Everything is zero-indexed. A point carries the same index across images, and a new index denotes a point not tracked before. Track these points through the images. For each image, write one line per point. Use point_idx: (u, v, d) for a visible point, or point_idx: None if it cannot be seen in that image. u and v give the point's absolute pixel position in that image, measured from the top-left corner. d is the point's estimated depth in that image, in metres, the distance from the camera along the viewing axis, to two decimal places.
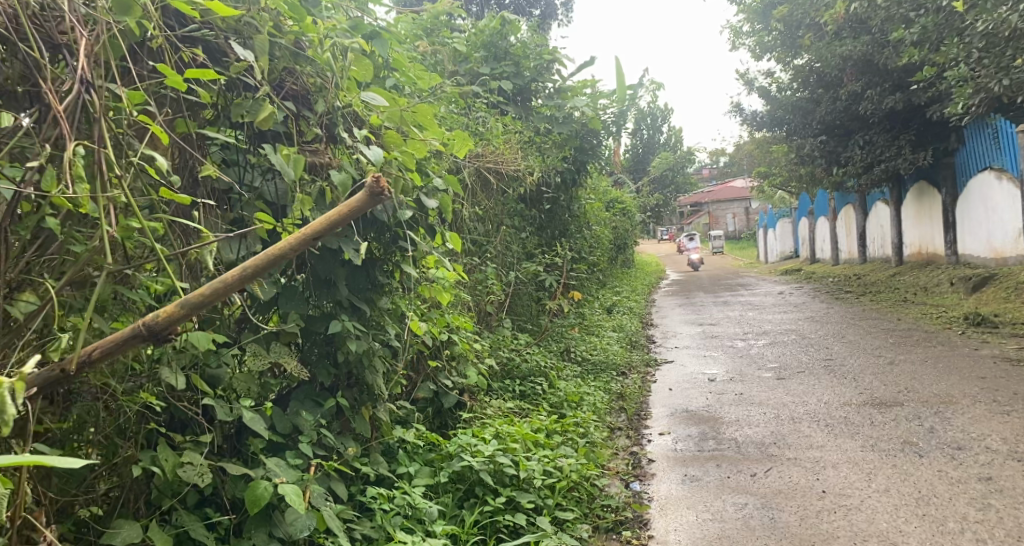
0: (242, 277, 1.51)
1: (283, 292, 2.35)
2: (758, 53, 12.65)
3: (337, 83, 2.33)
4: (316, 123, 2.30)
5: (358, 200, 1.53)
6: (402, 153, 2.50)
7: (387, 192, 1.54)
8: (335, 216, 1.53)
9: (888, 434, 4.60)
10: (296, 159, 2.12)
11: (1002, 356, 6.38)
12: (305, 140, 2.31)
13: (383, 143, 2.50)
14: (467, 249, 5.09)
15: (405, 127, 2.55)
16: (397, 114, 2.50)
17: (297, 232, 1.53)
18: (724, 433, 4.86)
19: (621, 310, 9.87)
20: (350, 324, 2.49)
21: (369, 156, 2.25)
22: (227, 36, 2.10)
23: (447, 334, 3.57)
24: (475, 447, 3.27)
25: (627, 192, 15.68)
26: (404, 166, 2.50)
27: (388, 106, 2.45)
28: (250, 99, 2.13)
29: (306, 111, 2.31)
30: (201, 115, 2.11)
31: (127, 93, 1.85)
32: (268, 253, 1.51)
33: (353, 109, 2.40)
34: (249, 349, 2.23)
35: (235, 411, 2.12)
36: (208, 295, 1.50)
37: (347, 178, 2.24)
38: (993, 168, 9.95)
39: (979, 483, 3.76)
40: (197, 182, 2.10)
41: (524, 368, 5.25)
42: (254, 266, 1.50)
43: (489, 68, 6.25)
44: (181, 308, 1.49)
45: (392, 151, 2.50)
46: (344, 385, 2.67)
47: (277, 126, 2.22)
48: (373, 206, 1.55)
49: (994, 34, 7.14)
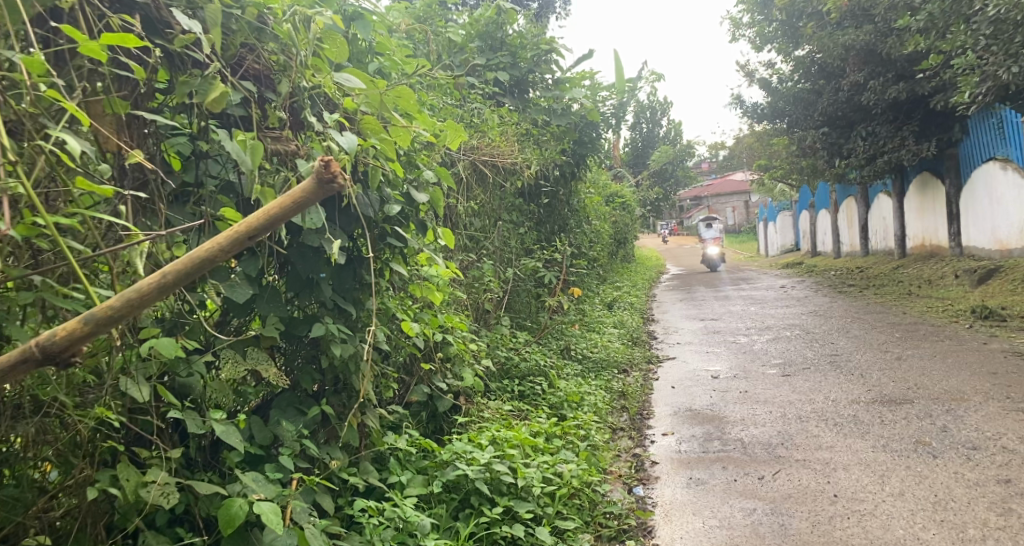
0: (164, 285, 1.30)
1: (262, 293, 2.18)
2: (759, 44, 12.46)
3: (303, 61, 2.18)
4: (281, 107, 2.16)
5: (304, 190, 1.34)
6: (381, 141, 2.32)
7: (337, 178, 1.35)
8: (280, 208, 1.33)
9: (900, 434, 4.44)
10: (253, 145, 1.94)
11: (1013, 350, 6.22)
12: (267, 123, 2.17)
13: (363, 129, 2.32)
14: (463, 245, 4.93)
15: (386, 113, 2.36)
16: (376, 97, 2.30)
17: (229, 231, 1.32)
18: (729, 433, 4.70)
19: (622, 306, 9.69)
20: (334, 327, 2.32)
21: (342, 142, 2.07)
22: (169, 6, 1.96)
23: (440, 335, 3.42)
24: (471, 454, 3.10)
25: (627, 186, 15.48)
26: (383, 154, 2.33)
27: (364, 88, 2.27)
28: (197, 78, 1.97)
29: (270, 94, 2.17)
30: (143, 99, 1.95)
31: (24, 60, 1.59)
32: (193, 257, 1.31)
33: (324, 91, 2.25)
34: (223, 355, 2.07)
35: (207, 424, 1.95)
36: (124, 305, 1.29)
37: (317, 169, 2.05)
38: (997, 159, 9.78)
39: (997, 486, 3.61)
40: (145, 175, 1.95)
41: (523, 368, 5.10)
42: (177, 271, 1.30)
43: (485, 60, 6.08)
44: (84, 325, 1.28)
45: (369, 138, 2.32)
46: (330, 391, 2.52)
47: (235, 108, 2.07)
48: (324, 198, 1.35)
49: (1002, 20, 6.98)
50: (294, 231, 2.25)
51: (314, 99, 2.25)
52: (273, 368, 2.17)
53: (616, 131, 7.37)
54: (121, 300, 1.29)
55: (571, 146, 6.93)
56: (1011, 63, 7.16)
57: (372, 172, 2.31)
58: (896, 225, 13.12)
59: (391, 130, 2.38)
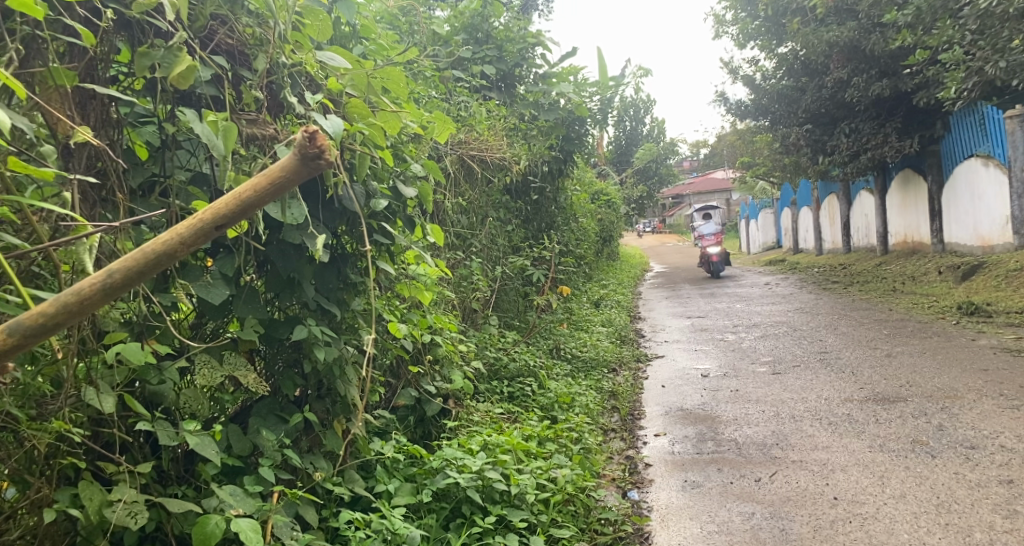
0: (109, 287, 1.15)
1: (240, 292, 2.04)
2: (741, 41, 12.36)
3: (282, 36, 2.04)
4: (258, 86, 2.02)
5: (283, 169, 1.17)
6: (369, 126, 2.18)
7: (325, 154, 1.17)
8: (254, 191, 1.16)
9: (897, 433, 4.35)
10: (225, 127, 1.80)
11: (1002, 347, 6.16)
12: (242, 105, 2.03)
13: (348, 113, 2.18)
14: (451, 242, 4.80)
15: (374, 98, 2.23)
16: (363, 78, 2.17)
17: (187, 222, 1.16)
18: (723, 433, 4.59)
19: (610, 304, 9.61)
20: (318, 329, 2.19)
21: (326, 126, 1.92)
22: None
23: (429, 336, 3.30)
24: (462, 462, 2.95)
25: (612, 184, 15.35)
26: (370, 141, 2.20)
27: (349, 67, 2.14)
28: (160, 50, 1.82)
29: (245, 72, 2.03)
30: (102, 77, 1.82)
31: None
32: (145, 253, 1.15)
33: (305, 70, 2.11)
34: (198, 361, 1.93)
35: (180, 435, 1.80)
36: (60, 311, 1.14)
37: None
38: (979, 155, 9.75)
39: (1000, 486, 3.52)
40: (99, 161, 1.81)
41: (512, 368, 4.98)
42: (125, 270, 1.15)
43: (470, 54, 5.96)
44: (9, 336, 1.13)
45: (355, 122, 2.18)
46: (314, 396, 2.38)
47: (205, 86, 1.93)
48: (308, 178, 1.18)
49: (988, 15, 6.91)
50: (275, 228, 2.11)
51: (293, 81, 2.11)
52: (252, 373, 2.03)
53: (603, 127, 7.27)
54: (57, 305, 1.14)
55: (559, 142, 6.81)
56: (997, 58, 7.11)
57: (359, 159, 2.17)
58: (878, 223, 13.11)
59: (378, 115, 2.24)
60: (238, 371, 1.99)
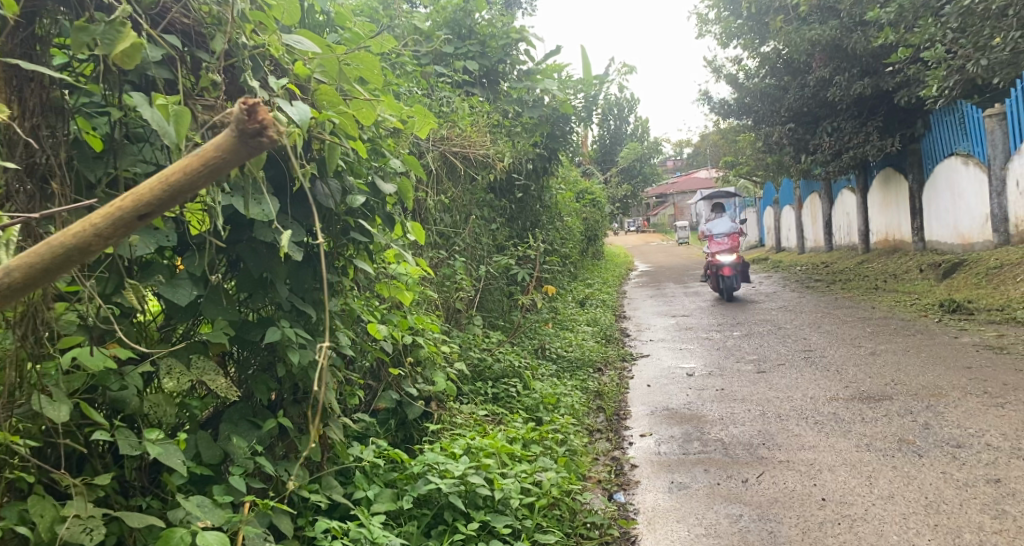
0: (15, 283, 1.12)
1: (208, 291, 1.95)
2: (724, 40, 12.33)
3: (243, 16, 1.95)
4: (215, 71, 1.92)
5: (217, 147, 1.10)
6: (340, 115, 2.10)
7: (252, 137, 1.09)
8: (173, 180, 1.11)
9: (883, 432, 4.31)
10: (179, 112, 1.68)
11: (984, 344, 6.15)
12: (198, 90, 1.93)
13: (319, 102, 2.10)
14: (433, 241, 4.72)
15: (346, 85, 2.14)
16: (333, 64, 2.08)
17: (99, 213, 1.12)
18: (709, 433, 4.54)
19: (595, 303, 9.55)
20: (291, 332, 2.12)
21: (292, 114, 1.85)
22: None
23: (410, 338, 3.24)
24: (443, 466, 2.86)
25: (596, 183, 15.27)
26: (341, 132, 2.12)
27: (318, 52, 2.05)
28: (99, 25, 1.69)
29: (201, 55, 1.93)
30: (41, 59, 1.74)
31: None
32: (56, 246, 1.11)
33: (269, 52, 2.02)
34: (163, 365, 1.84)
35: (142, 444, 1.71)
36: None
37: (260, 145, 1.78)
38: (958, 153, 9.77)
39: (987, 486, 3.48)
40: (36, 150, 1.73)
41: (496, 369, 4.90)
42: (31, 265, 1.12)
43: (451, 49, 5.88)
44: None
45: (325, 111, 2.09)
46: (288, 400, 2.31)
47: (157, 70, 1.85)
48: (245, 161, 1.11)
49: (969, 13, 6.88)
50: (245, 225, 2.04)
51: (255, 65, 2.00)
52: (221, 377, 1.93)
53: (587, 124, 7.18)
54: None
55: (543, 139, 6.73)
56: (978, 57, 7.10)
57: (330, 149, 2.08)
58: (860, 221, 13.14)
59: (352, 104, 2.16)
60: (206, 374, 1.90)
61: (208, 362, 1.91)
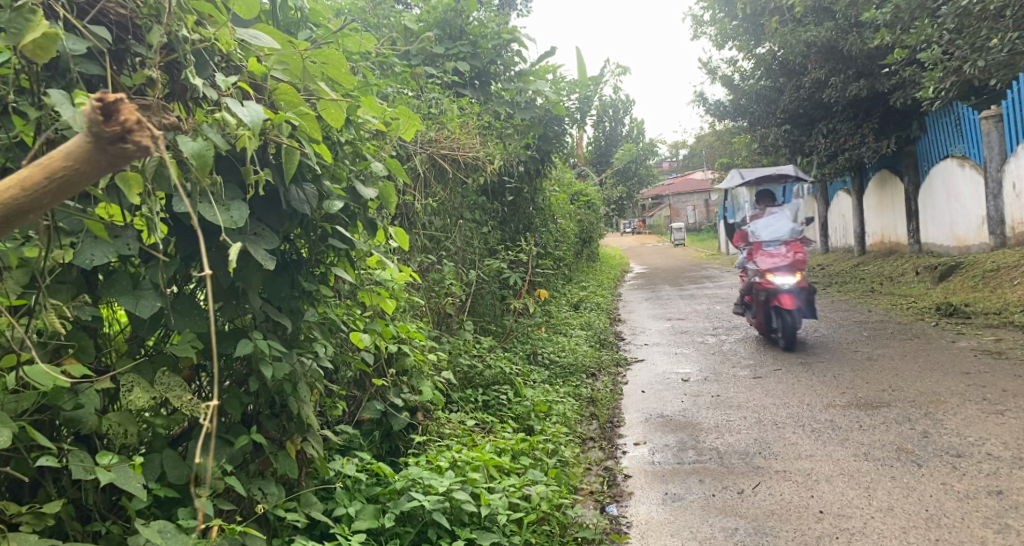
0: None
1: (174, 302, 1.85)
2: (720, 42, 12.25)
3: (181, 6, 1.80)
4: (150, 64, 1.77)
5: (70, 159, 1.14)
6: (302, 117, 1.98)
7: (104, 150, 1.13)
8: (22, 193, 1.15)
9: (881, 440, 4.22)
10: None
11: (982, 349, 6.06)
12: (132, 86, 1.78)
13: (278, 102, 1.97)
14: (420, 245, 4.61)
15: (311, 84, 2.04)
16: (296, 60, 1.99)
17: None
18: (704, 442, 4.44)
19: (589, 307, 9.44)
20: (264, 344, 2.03)
21: (242, 114, 1.74)
22: None
23: (394, 346, 3.15)
24: (428, 482, 2.76)
25: (592, 184, 15.18)
26: (303, 135, 2.00)
27: (278, 47, 1.96)
28: (4, 11, 1.59)
29: (138, 49, 1.78)
30: None
31: None
32: None
33: (218, 48, 1.87)
34: (124, 381, 1.74)
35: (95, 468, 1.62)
36: None
37: (205, 148, 1.69)
38: (955, 155, 9.68)
39: (990, 498, 3.38)
40: None
41: (487, 376, 4.80)
42: None
43: (442, 49, 5.79)
44: None
45: (283, 110, 1.98)
46: (266, 415, 2.24)
47: (88, 67, 1.70)
48: (99, 174, 1.15)
49: (966, 13, 6.80)
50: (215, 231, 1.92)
51: (199, 61, 1.84)
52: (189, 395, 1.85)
53: (582, 126, 7.08)
54: None
55: (535, 141, 6.62)
56: (975, 58, 7.03)
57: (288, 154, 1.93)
58: (855, 224, 13.05)
59: (317, 104, 2.07)
60: (171, 390, 1.81)
61: (174, 376, 1.82)
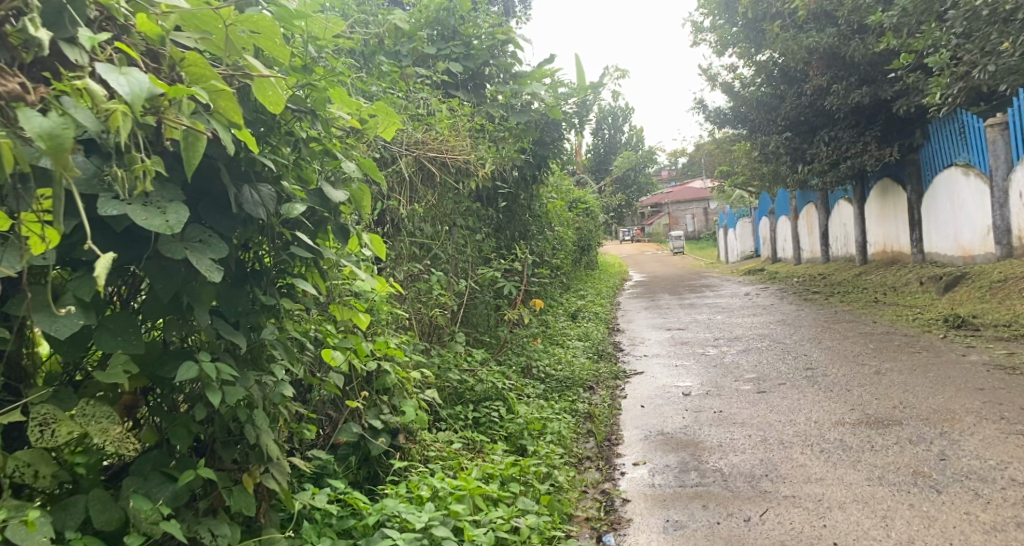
0: None
1: (103, 321, 1.63)
2: (720, 48, 12.05)
3: None
4: None
5: None
6: (214, 93, 1.69)
7: None
8: None
9: (896, 463, 3.95)
10: None
11: (995, 363, 5.80)
12: None
13: (185, 74, 1.70)
14: (404, 253, 4.36)
15: (238, 58, 1.78)
16: (220, 32, 1.75)
17: None
18: (707, 463, 4.17)
19: (587, 317, 9.17)
20: (211, 368, 1.78)
21: (122, 89, 1.51)
22: None
23: (372, 363, 2.91)
24: (405, 517, 2.50)
25: (591, 192, 14.91)
26: (218, 118, 1.70)
27: (191, 10, 1.71)
28: None
29: None
30: None
31: None
32: None
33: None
34: (36, 415, 1.55)
35: None
36: None
37: (61, 125, 1.45)
38: (959, 163, 9.40)
39: (1019, 531, 3.11)
40: None
41: (479, 391, 4.54)
42: None
43: (434, 49, 5.55)
44: None
45: (192, 86, 1.70)
46: (221, 443, 1.98)
47: None
48: None
49: (976, 17, 6.54)
50: (143, 235, 1.68)
51: (52, 14, 1.57)
52: (116, 427, 1.65)
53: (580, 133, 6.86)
54: None
55: (531, 146, 6.37)
56: (985, 62, 6.74)
57: (192, 144, 1.62)
58: (858, 233, 12.84)
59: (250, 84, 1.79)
60: (96, 423, 1.62)
61: (99, 407, 1.62)
